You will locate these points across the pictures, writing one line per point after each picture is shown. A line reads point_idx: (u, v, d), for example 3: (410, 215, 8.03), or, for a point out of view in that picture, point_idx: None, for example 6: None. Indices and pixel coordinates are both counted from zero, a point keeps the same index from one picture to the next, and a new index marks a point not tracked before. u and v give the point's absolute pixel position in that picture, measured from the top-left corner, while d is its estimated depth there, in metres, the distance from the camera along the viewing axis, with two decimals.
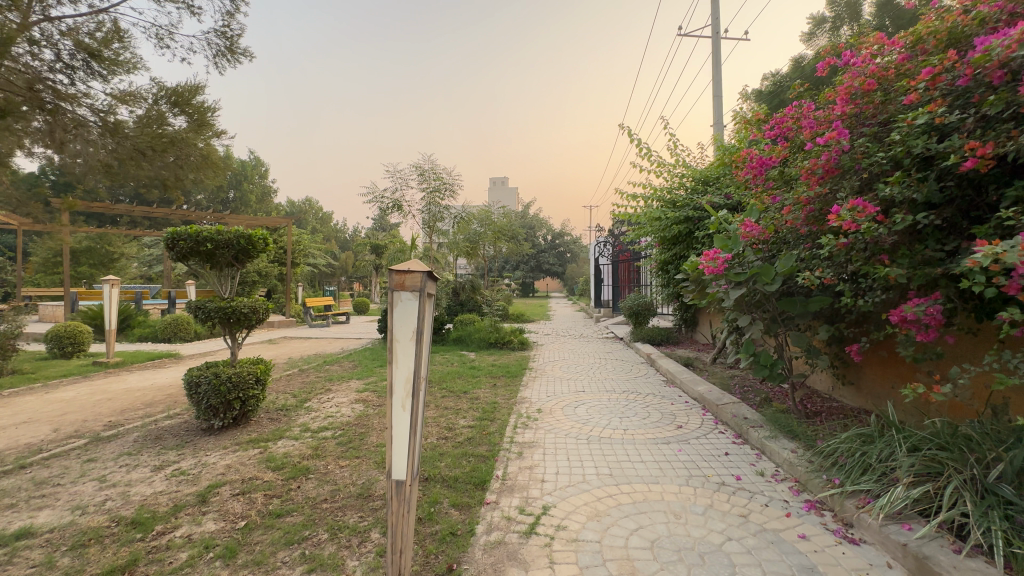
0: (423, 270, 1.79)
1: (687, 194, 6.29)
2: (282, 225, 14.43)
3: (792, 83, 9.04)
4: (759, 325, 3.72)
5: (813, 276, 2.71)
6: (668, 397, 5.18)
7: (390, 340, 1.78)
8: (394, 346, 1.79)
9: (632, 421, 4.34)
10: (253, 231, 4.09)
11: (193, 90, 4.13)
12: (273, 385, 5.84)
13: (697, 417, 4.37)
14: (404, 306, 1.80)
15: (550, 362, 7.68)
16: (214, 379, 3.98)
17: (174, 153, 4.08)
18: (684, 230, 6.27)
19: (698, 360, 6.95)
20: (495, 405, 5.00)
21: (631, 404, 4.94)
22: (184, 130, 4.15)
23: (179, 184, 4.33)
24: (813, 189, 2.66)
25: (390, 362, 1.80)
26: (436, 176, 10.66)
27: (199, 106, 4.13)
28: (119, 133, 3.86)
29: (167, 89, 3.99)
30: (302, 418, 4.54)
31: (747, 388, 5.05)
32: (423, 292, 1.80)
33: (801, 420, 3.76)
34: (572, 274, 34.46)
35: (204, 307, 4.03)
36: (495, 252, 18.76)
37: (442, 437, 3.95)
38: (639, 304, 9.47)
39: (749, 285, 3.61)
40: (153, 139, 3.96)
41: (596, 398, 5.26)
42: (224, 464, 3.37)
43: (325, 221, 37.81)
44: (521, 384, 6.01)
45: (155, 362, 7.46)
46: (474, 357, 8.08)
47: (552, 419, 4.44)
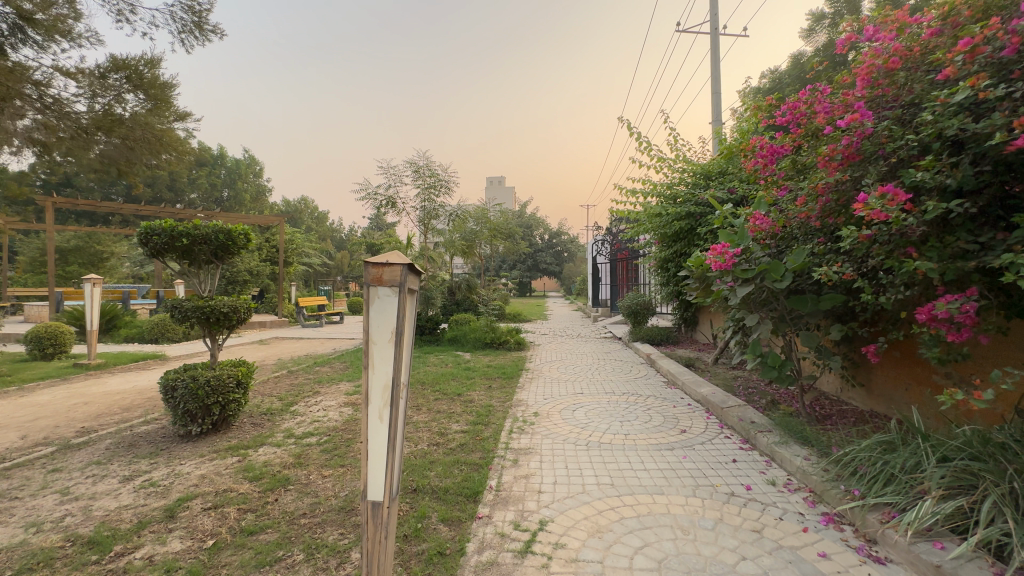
0: (403, 263, 1.58)
1: (688, 189, 6.09)
2: (274, 224, 14.17)
3: (793, 78, 8.87)
4: (768, 324, 3.53)
5: (831, 271, 2.51)
6: (670, 399, 4.99)
7: (366, 343, 1.58)
8: (371, 350, 1.58)
9: (633, 425, 4.14)
10: (233, 226, 3.87)
11: (148, 63, 4.58)
12: (259, 388, 5.62)
13: (701, 421, 4.18)
14: (381, 303, 1.59)
15: (548, 363, 7.48)
16: (192, 383, 3.75)
17: (124, 133, 4.67)
18: (685, 227, 6.08)
19: (699, 361, 6.77)
20: (490, 408, 4.79)
21: (631, 407, 4.74)
22: (141, 109, 4.71)
23: (136, 154, 4.90)
24: (831, 177, 2.46)
25: (366, 368, 1.59)
26: (431, 173, 10.41)
27: (156, 86, 4.65)
28: (72, 113, 4.45)
29: (125, 67, 4.48)
30: (286, 423, 4.32)
31: (752, 390, 4.86)
32: (402, 288, 1.59)
33: (812, 425, 3.56)
34: (569, 273, 34.25)
35: (180, 306, 3.79)
36: (491, 251, 18.55)
37: (433, 443, 3.74)
38: (638, 303, 9.29)
39: (757, 282, 3.41)
40: (107, 120, 4.57)
41: (595, 400, 5.06)
42: (198, 474, 3.15)
43: (321, 221, 37.54)
44: (517, 386, 5.80)
45: (139, 363, 7.21)
46: (469, 358, 7.87)
47: (550, 423, 4.23)
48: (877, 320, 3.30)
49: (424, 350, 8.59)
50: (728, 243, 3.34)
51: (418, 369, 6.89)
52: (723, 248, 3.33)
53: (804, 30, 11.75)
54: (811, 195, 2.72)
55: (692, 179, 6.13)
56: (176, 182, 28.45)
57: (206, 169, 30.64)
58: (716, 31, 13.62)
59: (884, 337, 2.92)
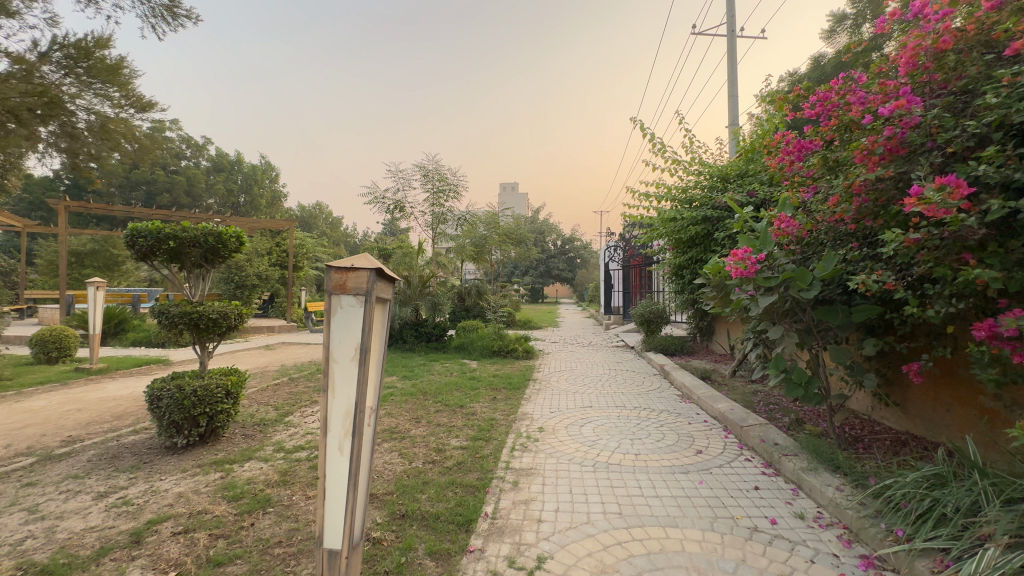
0: (370, 267, 1.36)
1: (704, 193, 5.80)
2: (284, 228, 14.15)
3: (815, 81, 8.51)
4: (793, 337, 3.23)
5: (869, 279, 2.23)
6: (685, 415, 4.68)
7: (325, 362, 1.35)
8: (332, 369, 1.35)
9: (644, 444, 3.84)
10: (223, 228, 3.70)
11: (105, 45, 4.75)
12: (256, 397, 5.44)
13: (719, 440, 3.87)
14: (345, 314, 1.36)
15: (557, 373, 7.20)
16: (178, 392, 3.58)
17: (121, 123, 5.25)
18: (701, 232, 5.78)
19: (715, 373, 6.43)
20: (493, 422, 4.54)
21: (643, 423, 4.44)
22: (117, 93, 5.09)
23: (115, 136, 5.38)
24: (870, 173, 2.19)
25: (326, 390, 1.36)
26: (440, 177, 10.24)
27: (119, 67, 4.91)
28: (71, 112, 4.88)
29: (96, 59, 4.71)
30: (278, 435, 4.13)
31: (774, 407, 4.53)
32: (368, 295, 1.35)
33: (843, 449, 3.24)
34: (582, 280, 33.85)
35: (168, 312, 3.63)
36: (502, 257, 18.33)
37: (428, 461, 3.50)
38: (651, 311, 8.97)
39: (781, 292, 3.12)
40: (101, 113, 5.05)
41: (604, 415, 4.77)
42: (176, 493, 2.95)
43: (335, 226, 37.79)
44: (522, 398, 5.54)
45: (141, 368, 7.12)
46: (475, 367, 7.62)
47: (555, 440, 3.96)
48: (917, 334, 2.99)
49: (430, 358, 8.38)
50: (750, 248, 3.07)
51: (422, 378, 6.66)
52: (744, 254, 3.06)
53: (825, 32, 11.36)
54: (845, 195, 2.44)
55: (708, 181, 5.84)
56: (193, 187, 28.92)
57: (222, 174, 31.09)
58: (732, 34, 13.28)
59: (927, 354, 2.61)
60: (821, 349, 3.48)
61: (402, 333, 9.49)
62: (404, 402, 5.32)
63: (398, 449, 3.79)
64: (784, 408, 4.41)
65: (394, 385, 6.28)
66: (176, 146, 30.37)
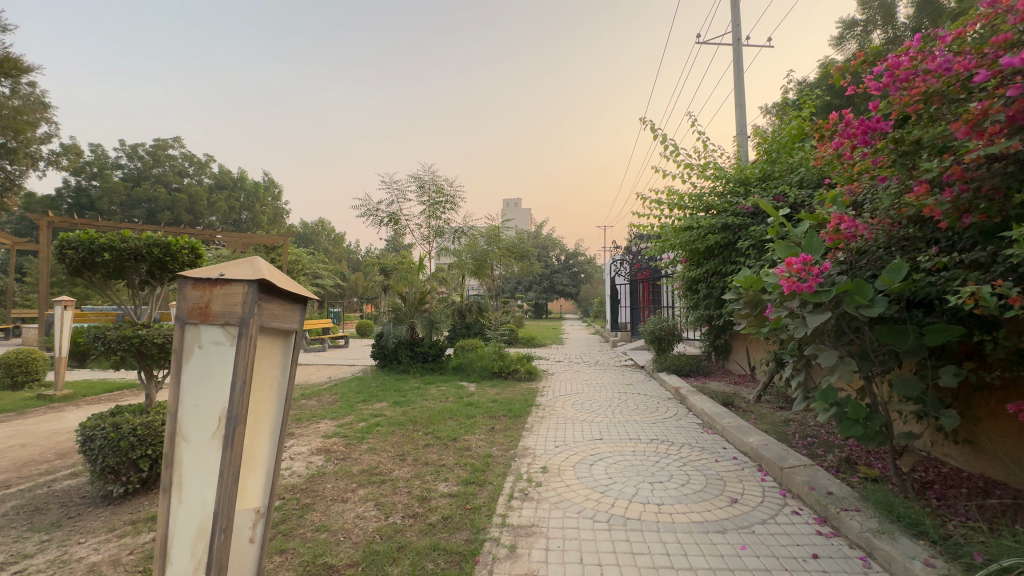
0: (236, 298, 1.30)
1: (723, 199, 5.26)
2: (279, 243, 13.73)
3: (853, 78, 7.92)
4: (851, 364, 2.66)
5: (983, 291, 1.64)
6: (709, 451, 4.08)
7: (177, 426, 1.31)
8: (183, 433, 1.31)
9: (667, 490, 3.24)
10: (171, 238, 3.19)
11: None
12: None
13: (755, 486, 3.26)
14: (204, 369, 1.32)
15: (562, 397, 6.59)
16: (113, 433, 3.03)
17: None
18: (722, 242, 5.21)
19: (738, 397, 5.82)
20: (489, 460, 3.95)
21: (661, 462, 3.85)
22: None
23: None
24: (979, 150, 1.69)
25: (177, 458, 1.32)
26: (436, 188, 9.71)
27: None
28: None
29: None
30: None
31: (813, 442, 3.93)
32: (243, 335, 1.30)
33: (917, 503, 2.63)
34: (587, 295, 33.14)
35: (104, 336, 3.08)
36: (504, 272, 17.81)
37: (407, 515, 2.90)
38: (661, 328, 8.37)
39: (837, 308, 2.59)
40: None
41: (617, 450, 4.17)
42: (89, 564, 2.37)
43: (337, 242, 37.50)
44: (524, 428, 4.93)
45: (111, 394, 6.60)
46: (473, 390, 7.02)
47: (561, 486, 3.36)
48: (1011, 361, 2.41)
49: (424, 380, 7.80)
50: (807, 256, 2.50)
51: (414, 405, 6.07)
52: (799, 264, 2.50)
53: (833, 38, 11.00)
54: (936, 183, 1.93)
55: (728, 186, 5.29)
56: (194, 205, 28.84)
57: (224, 191, 30.98)
58: (738, 42, 12.94)
59: None
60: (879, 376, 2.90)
61: (397, 352, 8.93)
62: (390, 435, 4.71)
63: (374, 498, 3.19)
64: (826, 445, 3.80)
65: (382, 412, 5.68)
66: (178, 164, 30.38)
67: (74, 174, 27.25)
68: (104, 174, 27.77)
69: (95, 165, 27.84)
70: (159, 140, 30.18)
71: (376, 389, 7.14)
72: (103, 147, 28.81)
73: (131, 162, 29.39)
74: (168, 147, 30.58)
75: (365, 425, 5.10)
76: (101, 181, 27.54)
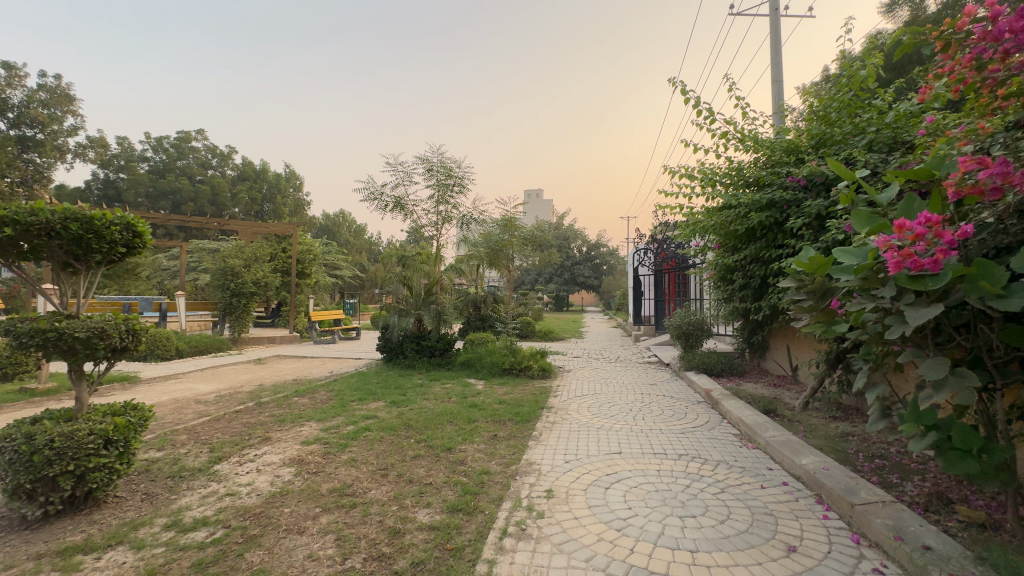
0: None
1: (768, 170, 4.43)
2: (290, 232, 13.45)
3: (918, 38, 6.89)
4: (968, 378, 1.92)
5: None
6: (753, 474, 3.34)
7: None
8: None
9: (703, 530, 2.55)
10: (94, 212, 2.66)
11: None
12: (197, 432, 4.36)
13: (820, 530, 2.53)
14: None
15: (578, 399, 5.91)
16: (25, 445, 2.53)
17: None
18: (767, 221, 4.39)
19: (780, 403, 5.05)
20: (485, 478, 3.32)
21: (693, 487, 3.14)
22: None
23: None
24: None
25: None
26: (445, 170, 9.01)
27: None
28: None
29: None
30: (188, 498, 3.01)
31: (888, 470, 3.15)
32: None
33: None
34: (609, 287, 32.19)
35: (15, 328, 2.59)
36: (522, 263, 17.12)
37: (370, 558, 2.30)
38: (689, 322, 7.59)
39: (952, 300, 1.89)
40: None
41: (638, 469, 3.48)
42: None
43: (358, 234, 37.38)
44: (530, 437, 4.29)
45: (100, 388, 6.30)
46: (480, 389, 6.42)
47: (570, 520, 2.70)
48: None
49: (429, 377, 7.24)
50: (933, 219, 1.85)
51: (412, 405, 5.49)
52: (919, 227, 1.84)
53: (885, 4, 9.85)
54: None
55: (774, 155, 4.44)
56: (217, 197, 29.04)
57: (245, 183, 31.15)
58: (774, 13, 11.92)
59: None
60: (1001, 392, 2.15)
61: (402, 346, 8.40)
62: (377, 443, 4.13)
63: (336, 529, 2.60)
64: (906, 476, 3.03)
65: (375, 414, 5.12)
66: (202, 156, 30.77)
67: (102, 166, 27.79)
68: (130, 166, 28.20)
69: (122, 158, 28.37)
70: (183, 131, 30.55)
71: (376, 386, 6.61)
72: (129, 140, 29.31)
73: (156, 155, 29.84)
74: (191, 139, 30.92)
75: (352, 430, 4.52)
76: (128, 173, 28.02)
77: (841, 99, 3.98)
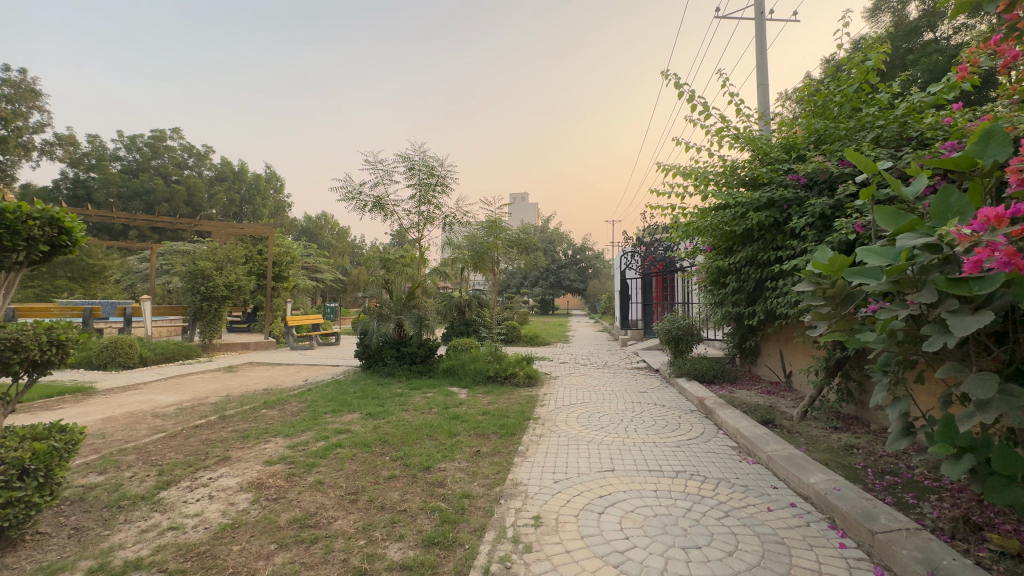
0: None
1: (767, 167, 4.18)
2: (266, 234, 12.93)
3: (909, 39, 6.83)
4: (1018, 397, 1.68)
5: None
6: (758, 494, 3.08)
7: None
8: None
9: (710, 566, 2.26)
10: (8, 204, 2.26)
11: None
12: (145, 452, 3.93)
13: (838, 563, 2.27)
14: None
15: (565, 409, 5.60)
16: None
17: None
18: (767, 222, 4.13)
19: (778, 412, 4.83)
20: (466, 503, 3.00)
21: (695, 511, 2.85)
22: None
23: None
24: None
25: None
26: (427, 169, 8.67)
27: None
28: None
29: None
30: (122, 534, 2.62)
31: (903, 490, 2.91)
32: None
33: None
34: (595, 291, 32.10)
35: None
36: (507, 267, 16.82)
37: None
38: (680, 326, 7.36)
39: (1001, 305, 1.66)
40: None
41: (633, 490, 3.18)
42: None
43: (340, 236, 36.71)
44: (516, 453, 3.98)
45: (48, 401, 5.78)
46: (463, 399, 6.08)
47: (562, 555, 2.38)
48: None
49: (410, 386, 6.87)
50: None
51: (389, 418, 5.12)
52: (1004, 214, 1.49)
53: (869, 9, 9.90)
54: None
55: (773, 152, 4.21)
56: (193, 197, 28.16)
57: (223, 184, 30.30)
58: (761, 16, 11.89)
59: None
60: None
61: (381, 353, 8.02)
62: (348, 462, 3.76)
63: (291, 571, 2.25)
64: (924, 497, 2.80)
65: (348, 428, 4.74)
66: (177, 156, 29.85)
67: (71, 165, 26.72)
68: (101, 165, 27.16)
69: (93, 157, 27.38)
70: (157, 130, 29.58)
71: (353, 396, 6.22)
72: (100, 138, 28.26)
73: (129, 154, 28.87)
74: (166, 138, 29.97)
75: (322, 447, 4.14)
76: (99, 172, 26.97)
77: (849, 91, 3.73)
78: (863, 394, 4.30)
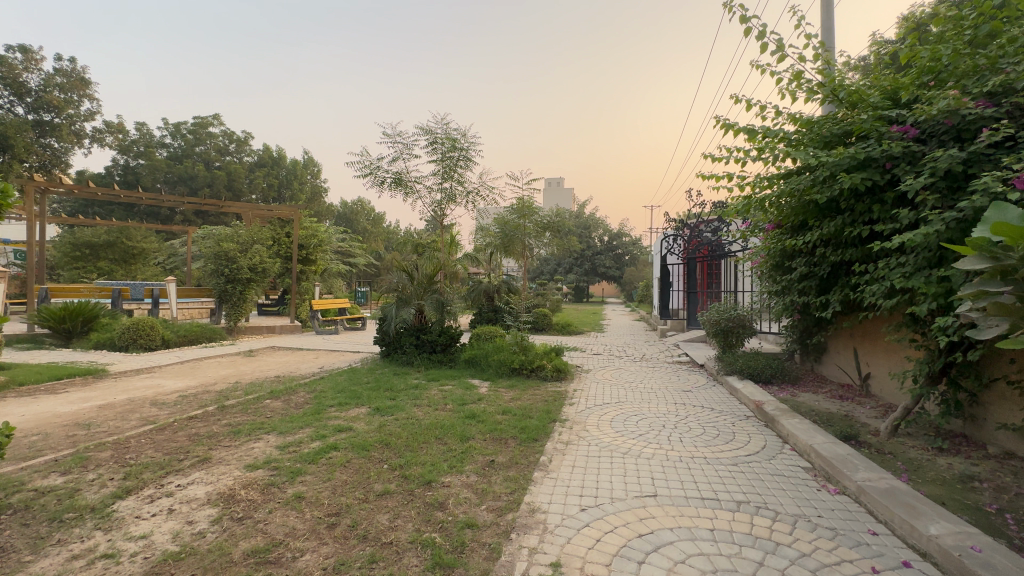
0: None
1: (862, 118, 3.27)
2: (292, 216, 12.71)
3: None
4: None
5: None
6: (854, 545, 2.30)
7: None
8: None
9: None
10: None
11: None
12: (122, 449, 3.51)
13: None
14: None
15: (598, 410, 4.89)
16: None
17: None
18: (861, 188, 3.24)
19: (858, 424, 3.96)
20: (468, 537, 2.37)
21: (770, 568, 2.12)
22: None
23: None
24: None
25: None
26: (449, 142, 8.02)
27: None
28: None
29: None
30: (43, 563, 2.13)
31: None
32: None
33: None
34: (632, 278, 30.87)
35: None
36: (540, 252, 16.08)
37: None
38: (731, 317, 6.48)
39: None
40: None
41: (681, 529, 2.46)
42: None
43: (375, 222, 36.85)
44: (536, 467, 3.32)
45: (55, 384, 5.58)
46: (484, 394, 5.48)
47: None
48: None
49: (427, 377, 6.33)
50: None
51: (399, 415, 4.57)
52: None
53: None
54: None
55: (872, 97, 3.29)
56: (233, 183, 28.74)
57: (263, 169, 30.80)
58: None
59: None
60: None
61: (400, 340, 7.53)
62: (339, 471, 3.21)
63: None
64: None
65: (350, 426, 4.22)
66: (219, 142, 30.51)
67: (121, 152, 27.69)
68: (147, 152, 28.02)
69: (140, 145, 28.34)
70: (200, 116, 30.27)
71: (364, 387, 5.74)
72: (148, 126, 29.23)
73: (174, 141, 29.76)
74: (208, 125, 30.66)
75: (315, 449, 3.62)
76: (146, 159, 27.86)
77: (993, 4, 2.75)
78: (976, 407, 3.40)
